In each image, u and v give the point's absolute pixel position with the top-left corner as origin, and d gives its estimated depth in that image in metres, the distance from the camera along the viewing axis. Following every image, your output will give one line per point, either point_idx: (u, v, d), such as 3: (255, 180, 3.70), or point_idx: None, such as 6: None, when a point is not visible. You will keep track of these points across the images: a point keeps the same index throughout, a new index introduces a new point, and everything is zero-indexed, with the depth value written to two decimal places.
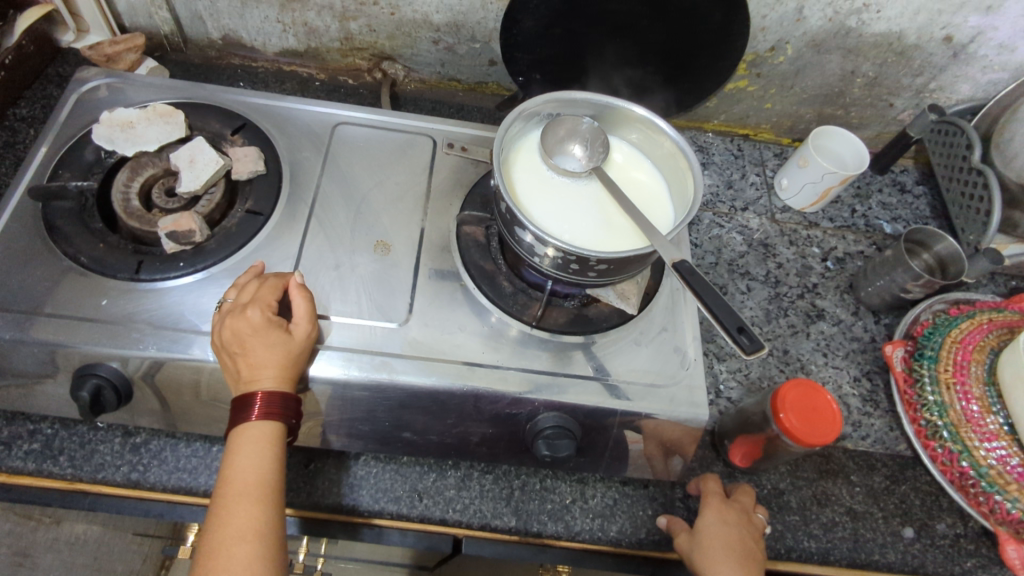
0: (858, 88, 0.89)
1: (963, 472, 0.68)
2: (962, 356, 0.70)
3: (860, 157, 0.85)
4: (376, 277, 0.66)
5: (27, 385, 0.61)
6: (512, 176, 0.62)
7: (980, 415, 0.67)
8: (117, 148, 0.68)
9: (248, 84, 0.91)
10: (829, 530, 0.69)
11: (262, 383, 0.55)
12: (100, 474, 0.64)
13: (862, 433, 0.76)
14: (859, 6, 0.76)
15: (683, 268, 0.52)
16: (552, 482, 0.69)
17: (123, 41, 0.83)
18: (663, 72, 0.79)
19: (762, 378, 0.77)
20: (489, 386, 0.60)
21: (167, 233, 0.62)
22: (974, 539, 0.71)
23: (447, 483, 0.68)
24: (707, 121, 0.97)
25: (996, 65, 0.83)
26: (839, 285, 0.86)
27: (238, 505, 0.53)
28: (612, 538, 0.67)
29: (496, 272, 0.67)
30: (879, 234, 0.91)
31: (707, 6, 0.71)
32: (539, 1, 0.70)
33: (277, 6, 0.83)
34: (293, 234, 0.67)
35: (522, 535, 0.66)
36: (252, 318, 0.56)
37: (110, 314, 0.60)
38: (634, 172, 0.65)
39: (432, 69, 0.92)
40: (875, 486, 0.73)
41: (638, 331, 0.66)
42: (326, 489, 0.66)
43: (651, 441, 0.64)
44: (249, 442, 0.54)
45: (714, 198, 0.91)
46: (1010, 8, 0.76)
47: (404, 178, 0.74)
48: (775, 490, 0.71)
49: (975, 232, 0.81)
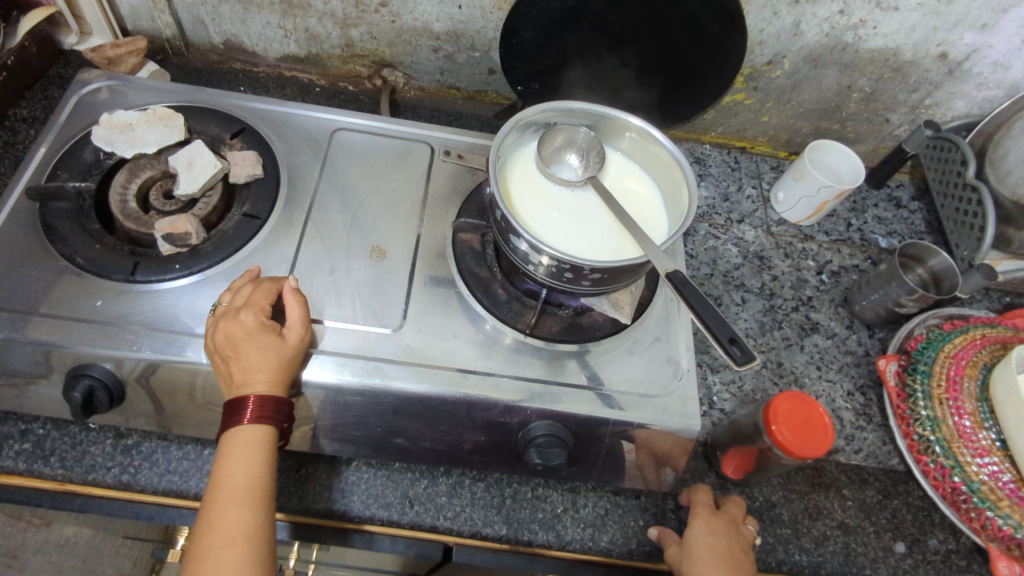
0: (855, 102, 0.89)
1: (955, 487, 0.68)
2: (955, 371, 0.70)
3: (855, 171, 0.85)
4: (371, 282, 0.66)
5: (18, 385, 0.61)
6: (509, 185, 0.62)
7: (973, 430, 0.67)
8: (116, 150, 0.68)
9: (249, 89, 0.92)
10: (821, 544, 0.69)
11: (254, 387, 0.55)
12: (90, 476, 0.64)
13: (855, 447, 0.75)
14: (856, 21, 0.77)
15: (677, 278, 0.53)
16: (544, 491, 0.69)
17: (126, 44, 0.83)
18: (660, 84, 0.80)
19: (756, 391, 0.77)
20: (482, 393, 0.60)
21: (164, 235, 0.63)
22: (966, 555, 0.71)
23: (439, 490, 0.68)
24: (705, 132, 0.98)
25: (991, 82, 0.84)
26: (834, 298, 0.86)
27: (227, 508, 0.52)
28: (603, 548, 0.67)
29: (491, 280, 0.67)
30: (874, 248, 0.91)
31: (705, 19, 0.72)
32: (538, 12, 0.71)
33: (279, 12, 0.84)
34: (289, 238, 0.68)
35: (513, 544, 0.66)
36: (245, 322, 0.57)
37: (104, 315, 0.60)
38: (629, 181, 0.66)
39: (432, 77, 0.93)
40: (867, 500, 0.73)
41: (632, 340, 0.67)
42: (317, 494, 0.66)
43: (643, 451, 0.64)
44: (240, 446, 0.54)
45: (711, 210, 0.91)
46: (1005, 26, 0.76)
47: (401, 184, 0.74)
48: (767, 503, 0.71)
49: (969, 247, 0.82)
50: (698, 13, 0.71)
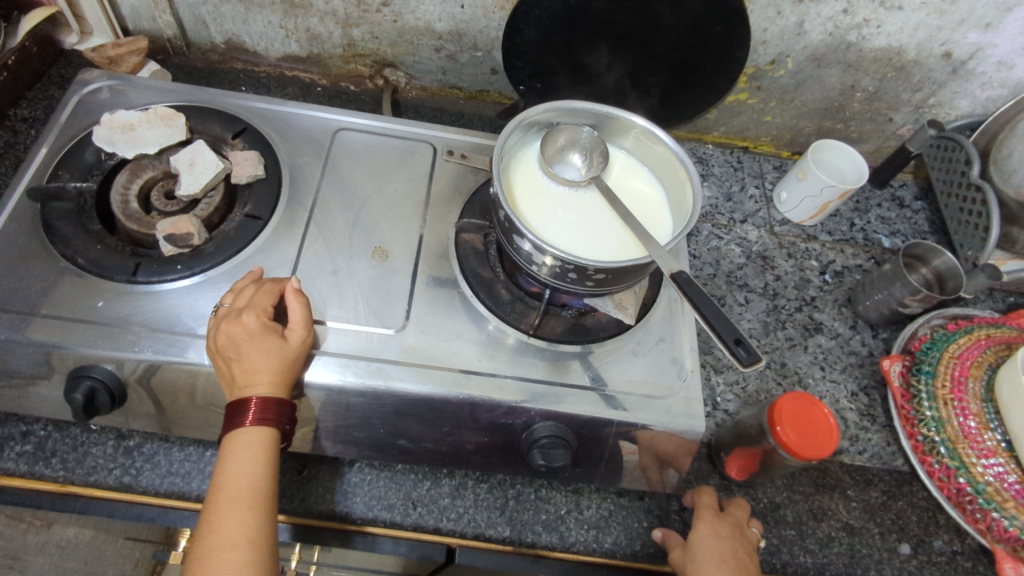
0: (858, 102, 0.89)
1: (960, 488, 0.68)
2: (960, 371, 0.70)
3: (859, 171, 0.85)
4: (374, 283, 0.66)
5: (20, 386, 0.61)
6: (512, 185, 0.62)
7: (978, 431, 0.67)
8: (117, 150, 0.68)
9: (250, 89, 0.92)
10: (825, 545, 0.69)
11: (256, 389, 0.55)
12: (92, 477, 0.64)
13: (859, 448, 0.75)
14: (859, 21, 0.77)
15: (682, 279, 0.52)
16: (547, 492, 0.69)
17: (127, 44, 0.83)
18: (663, 84, 0.80)
19: (760, 391, 0.77)
20: (485, 394, 0.60)
21: (165, 236, 0.62)
22: (971, 556, 0.70)
23: (441, 492, 0.68)
24: (707, 132, 0.97)
25: (995, 82, 0.83)
26: (838, 298, 0.86)
27: (229, 510, 0.52)
28: (606, 549, 0.66)
29: (494, 280, 0.67)
30: (878, 248, 0.91)
31: (708, 19, 0.71)
32: (541, 11, 0.71)
33: (281, 12, 0.84)
34: (290, 239, 0.67)
35: (516, 546, 0.65)
36: (247, 323, 0.56)
37: (106, 316, 0.60)
38: (633, 181, 0.66)
39: (434, 77, 0.93)
40: (872, 501, 0.72)
41: (636, 341, 0.66)
42: (319, 496, 0.66)
43: (646, 453, 0.64)
44: (242, 448, 0.54)
45: (713, 210, 0.91)
46: (1009, 25, 0.76)
47: (404, 185, 0.74)
48: (771, 504, 0.70)
49: (973, 247, 0.82)
50: (701, 13, 0.71)
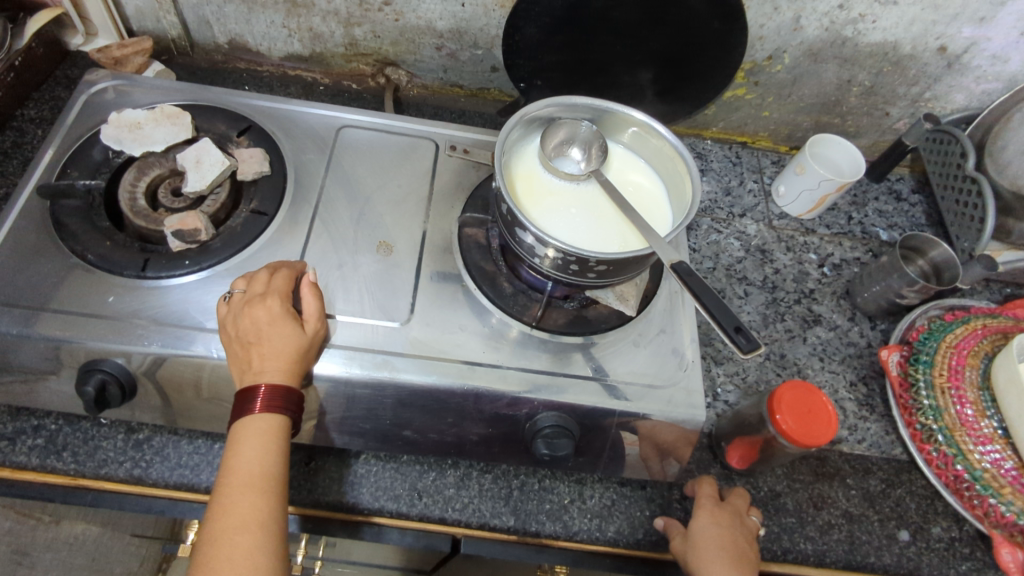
0: (855, 96, 0.90)
1: (957, 475, 0.69)
2: (956, 361, 0.71)
3: (856, 165, 0.86)
4: (378, 277, 0.67)
5: (30, 381, 0.62)
6: (514, 180, 0.63)
7: (975, 419, 0.68)
8: (125, 149, 0.69)
9: (253, 88, 0.93)
10: (825, 532, 0.70)
11: (271, 375, 0.56)
12: (102, 470, 0.65)
13: (859, 437, 0.76)
14: (855, 16, 0.78)
15: (682, 269, 0.53)
16: (551, 482, 0.70)
17: (131, 44, 0.84)
18: (662, 80, 0.81)
19: (759, 381, 0.78)
20: (489, 385, 0.61)
21: (173, 232, 0.63)
22: (969, 543, 0.71)
23: (446, 482, 0.69)
24: (707, 128, 0.99)
25: (990, 75, 0.84)
26: (836, 291, 0.87)
27: (242, 494, 0.53)
28: (610, 538, 0.67)
29: (497, 274, 0.68)
30: (875, 241, 0.92)
31: (706, 15, 0.72)
32: (541, 10, 0.72)
33: (284, 11, 0.85)
34: (295, 235, 0.68)
35: (521, 535, 0.66)
36: (271, 308, 0.58)
37: (115, 311, 0.61)
38: (632, 175, 0.67)
39: (435, 75, 0.94)
40: (871, 489, 0.73)
41: (637, 332, 0.67)
42: (327, 487, 0.67)
43: (647, 443, 0.65)
44: (255, 433, 0.55)
45: (713, 205, 0.92)
46: (1003, 19, 0.77)
47: (407, 180, 0.75)
48: (771, 492, 0.71)
49: (969, 239, 0.83)
50: (699, 11, 0.72)
